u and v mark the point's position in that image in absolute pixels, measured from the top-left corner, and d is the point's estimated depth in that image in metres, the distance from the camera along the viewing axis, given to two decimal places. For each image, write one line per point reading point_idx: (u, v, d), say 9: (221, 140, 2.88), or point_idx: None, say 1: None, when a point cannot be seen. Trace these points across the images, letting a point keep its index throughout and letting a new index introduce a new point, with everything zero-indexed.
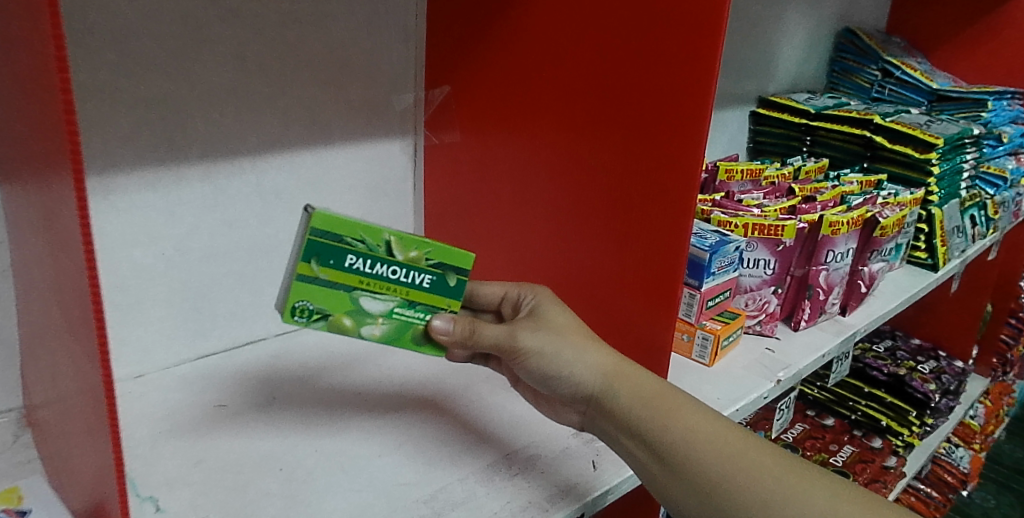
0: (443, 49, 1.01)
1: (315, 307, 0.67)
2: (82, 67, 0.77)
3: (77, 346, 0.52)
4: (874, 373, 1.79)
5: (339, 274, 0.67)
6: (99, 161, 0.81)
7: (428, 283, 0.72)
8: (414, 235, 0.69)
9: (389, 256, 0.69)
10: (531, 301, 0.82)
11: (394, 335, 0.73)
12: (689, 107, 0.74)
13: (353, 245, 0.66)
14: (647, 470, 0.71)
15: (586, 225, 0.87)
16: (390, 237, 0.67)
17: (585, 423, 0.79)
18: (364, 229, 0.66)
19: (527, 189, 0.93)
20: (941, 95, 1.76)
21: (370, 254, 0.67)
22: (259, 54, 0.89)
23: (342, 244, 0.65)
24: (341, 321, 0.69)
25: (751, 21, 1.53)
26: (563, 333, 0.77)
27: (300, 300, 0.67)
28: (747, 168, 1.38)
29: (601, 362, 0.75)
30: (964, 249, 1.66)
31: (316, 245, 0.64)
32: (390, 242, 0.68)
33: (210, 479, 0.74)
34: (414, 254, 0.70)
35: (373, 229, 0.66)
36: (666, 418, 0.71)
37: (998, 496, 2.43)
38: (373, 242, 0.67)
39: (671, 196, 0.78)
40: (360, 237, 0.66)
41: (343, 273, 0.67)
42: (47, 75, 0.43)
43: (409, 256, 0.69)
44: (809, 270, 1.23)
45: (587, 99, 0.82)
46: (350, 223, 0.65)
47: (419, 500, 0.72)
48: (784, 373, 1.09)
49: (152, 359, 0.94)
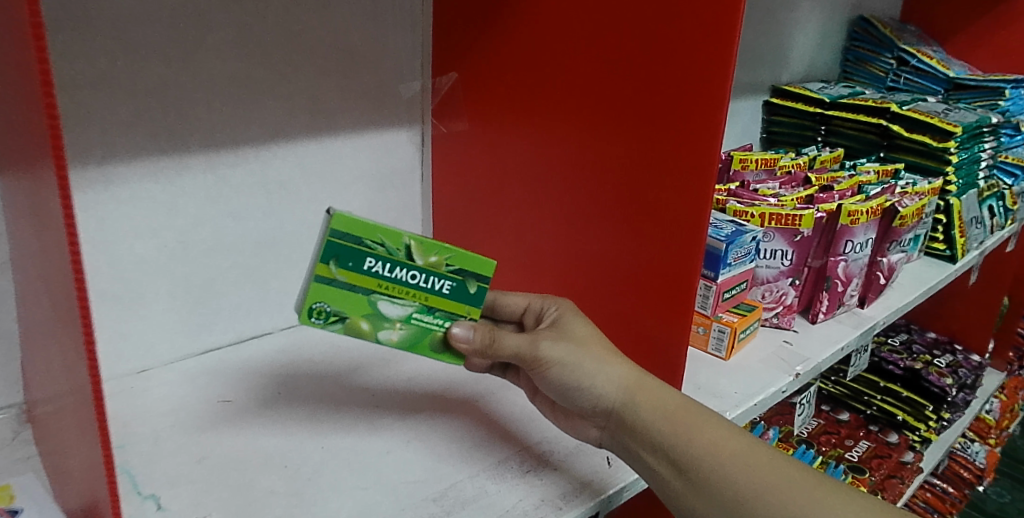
0: (450, 34, 0.98)
1: (333, 309, 0.65)
2: (79, 53, 0.75)
3: (69, 340, 0.50)
4: (890, 367, 1.74)
5: (357, 277, 0.64)
6: (97, 151, 0.79)
7: (450, 291, 0.70)
8: (434, 239, 0.67)
9: (409, 261, 0.66)
10: (553, 312, 0.79)
11: (412, 341, 0.70)
12: (707, 90, 0.70)
13: (372, 248, 0.64)
14: (669, 487, 0.68)
15: (600, 225, 0.83)
16: (410, 241, 0.65)
17: (603, 438, 0.75)
18: (384, 232, 0.63)
19: (542, 185, 0.90)
20: (958, 83, 1.71)
21: (389, 258, 0.65)
22: (262, 43, 0.87)
23: (362, 246, 0.63)
24: (358, 325, 0.67)
25: (765, 8, 1.50)
26: (586, 345, 0.74)
27: (318, 301, 0.65)
28: (761, 158, 1.35)
29: (622, 374, 0.72)
30: (983, 241, 1.62)
31: (335, 247, 0.62)
32: (410, 246, 0.65)
33: (214, 476, 0.71)
34: (435, 259, 0.67)
35: (392, 232, 0.64)
36: (689, 433, 0.68)
37: (1014, 492, 2.37)
38: (393, 246, 0.64)
39: (691, 197, 0.74)
40: (380, 240, 0.64)
41: (362, 276, 0.65)
42: (26, 56, 0.41)
43: (429, 261, 0.67)
44: (827, 261, 1.19)
45: (603, 93, 0.79)
46: (369, 225, 0.63)
47: (427, 498, 0.70)
48: (802, 368, 1.06)
49: (156, 353, 0.92)
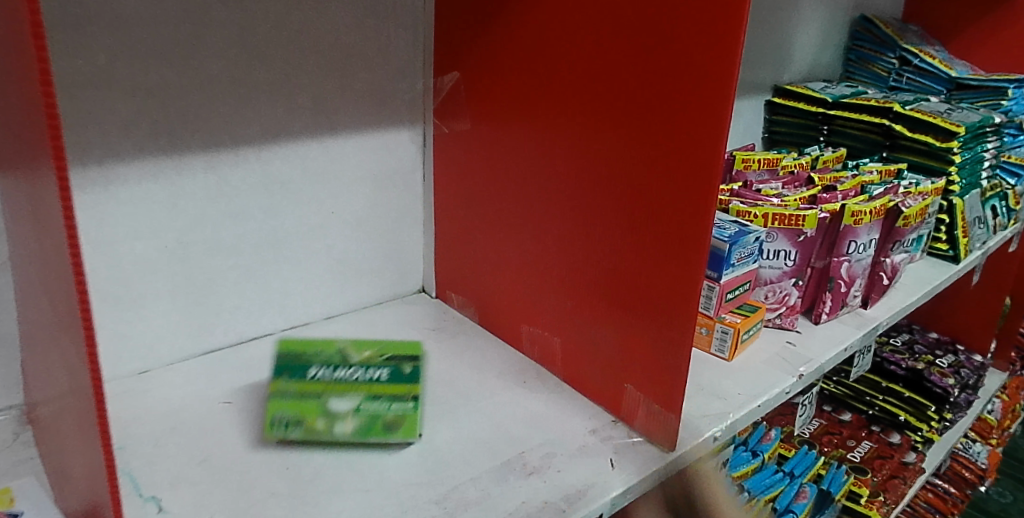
0: (453, 34, 0.98)
1: (289, 417, 0.75)
2: (79, 53, 0.74)
3: (70, 342, 0.50)
4: (892, 367, 1.72)
5: (304, 384, 0.79)
6: (97, 151, 0.79)
7: (388, 377, 0.80)
8: (366, 342, 0.86)
9: (349, 362, 0.82)
10: None
11: (367, 428, 0.76)
12: (711, 93, 0.68)
13: (314, 362, 0.81)
14: None
15: (607, 230, 0.82)
16: (345, 345, 0.85)
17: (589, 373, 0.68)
18: (318, 345, 0.85)
19: (548, 190, 0.89)
20: (961, 83, 1.70)
21: (328, 365, 0.81)
22: (263, 42, 0.87)
23: (304, 359, 0.82)
24: (313, 424, 0.75)
25: (768, 7, 1.49)
26: None
27: (277, 414, 0.76)
28: (763, 157, 1.36)
29: None
30: (985, 241, 1.61)
31: (283, 363, 0.81)
32: (346, 348, 0.85)
33: (215, 478, 0.71)
34: (369, 355, 0.84)
35: (327, 343, 0.85)
36: None
37: (1016, 492, 2.36)
38: (329, 350, 0.84)
39: (693, 204, 0.72)
40: (316, 350, 0.84)
41: (308, 382, 0.79)
42: (26, 56, 0.41)
43: (364, 356, 0.84)
44: (830, 262, 1.19)
45: (611, 96, 0.78)
46: (312, 342, 0.86)
47: (430, 500, 0.70)
48: (805, 368, 1.05)
49: (156, 355, 0.92)
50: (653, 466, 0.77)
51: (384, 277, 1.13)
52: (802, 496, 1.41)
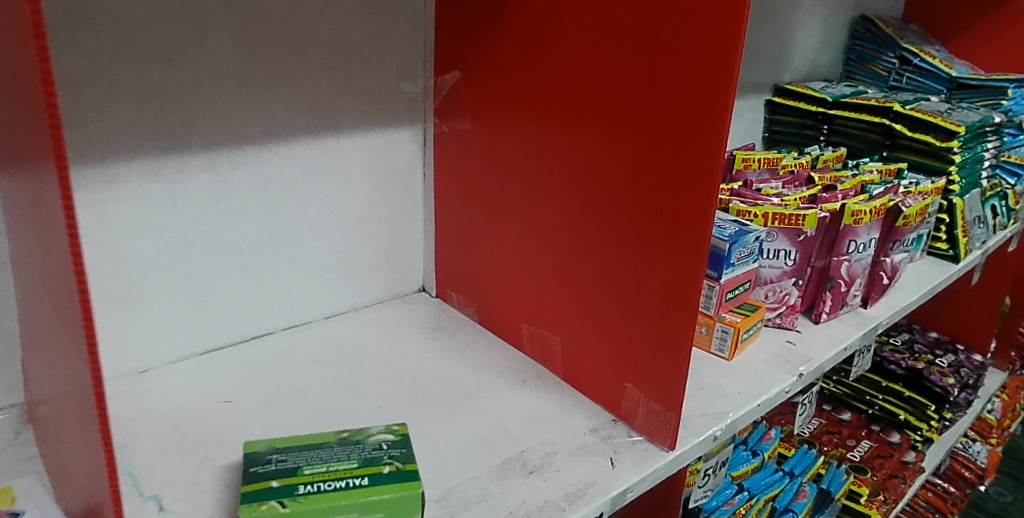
0: (454, 33, 0.98)
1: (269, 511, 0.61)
2: (79, 52, 0.74)
3: (71, 342, 0.50)
4: (892, 367, 1.73)
5: (290, 479, 0.64)
6: (98, 150, 0.79)
7: (368, 481, 0.64)
8: (362, 437, 0.72)
9: (339, 458, 0.67)
10: None
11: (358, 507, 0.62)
12: (713, 92, 0.68)
13: (298, 458, 0.67)
14: None
15: (608, 230, 0.82)
16: (334, 443, 0.70)
17: None
18: (301, 444, 0.70)
19: (550, 190, 0.89)
20: (961, 83, 1.70)
21: (317, 462, 0.67)
22: (264, 41, 0.87)
23: (286, 455, 0.67)
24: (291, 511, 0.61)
25: (768, 7, 1.49)
26: None
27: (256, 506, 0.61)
28: (764, 157, 1.36)
29: None
30: (986, 240, 1.61)
31: (259, 460, 0.66)
32: (336, 442, 0.70)
33: (216, 477, 0.71)
34: (363, 448, 0.69)
35: (310, 443, 0.70)
36: None
37: (1015, 492, 2.36)
38: (312, 446, 0.69)
39: (694, 202, 0.72)
40: (297, 447, 0.69)
41: (294, 477, 0.64)
42: (26, 56, 0.41)
43: (356, 449, 0.69)
44: (830, 261, 1.19)
45: (613, 96, 0.78)
46: (285, 444, 0.70)
47: (430, 499, 0.70)
48: (805, 368, 1.05)
49: (157, 354, 0.92)
50: (653, 465, 0.78)
51: (384, 276, 1.13)
52: (802, 495, 1.41)
